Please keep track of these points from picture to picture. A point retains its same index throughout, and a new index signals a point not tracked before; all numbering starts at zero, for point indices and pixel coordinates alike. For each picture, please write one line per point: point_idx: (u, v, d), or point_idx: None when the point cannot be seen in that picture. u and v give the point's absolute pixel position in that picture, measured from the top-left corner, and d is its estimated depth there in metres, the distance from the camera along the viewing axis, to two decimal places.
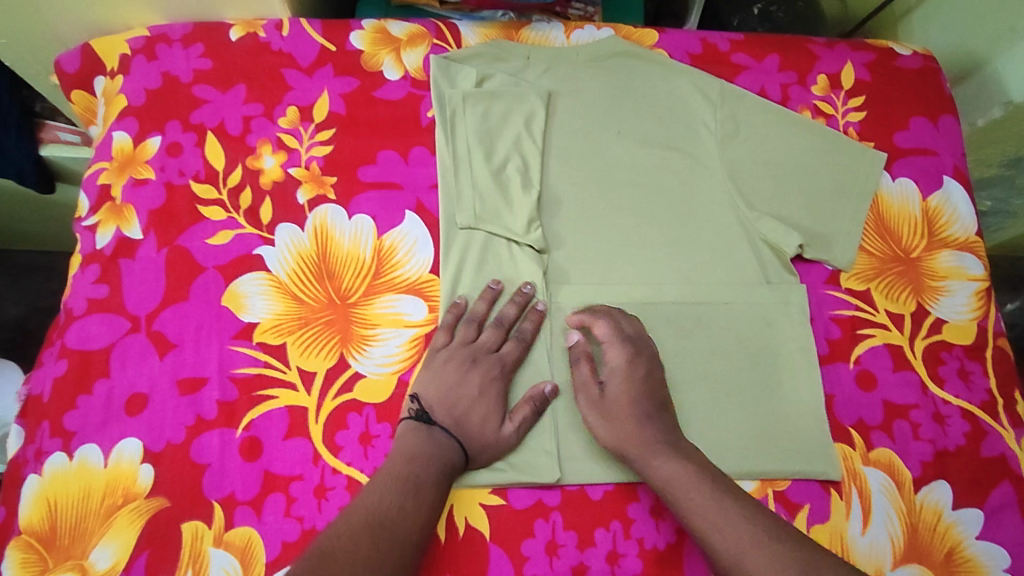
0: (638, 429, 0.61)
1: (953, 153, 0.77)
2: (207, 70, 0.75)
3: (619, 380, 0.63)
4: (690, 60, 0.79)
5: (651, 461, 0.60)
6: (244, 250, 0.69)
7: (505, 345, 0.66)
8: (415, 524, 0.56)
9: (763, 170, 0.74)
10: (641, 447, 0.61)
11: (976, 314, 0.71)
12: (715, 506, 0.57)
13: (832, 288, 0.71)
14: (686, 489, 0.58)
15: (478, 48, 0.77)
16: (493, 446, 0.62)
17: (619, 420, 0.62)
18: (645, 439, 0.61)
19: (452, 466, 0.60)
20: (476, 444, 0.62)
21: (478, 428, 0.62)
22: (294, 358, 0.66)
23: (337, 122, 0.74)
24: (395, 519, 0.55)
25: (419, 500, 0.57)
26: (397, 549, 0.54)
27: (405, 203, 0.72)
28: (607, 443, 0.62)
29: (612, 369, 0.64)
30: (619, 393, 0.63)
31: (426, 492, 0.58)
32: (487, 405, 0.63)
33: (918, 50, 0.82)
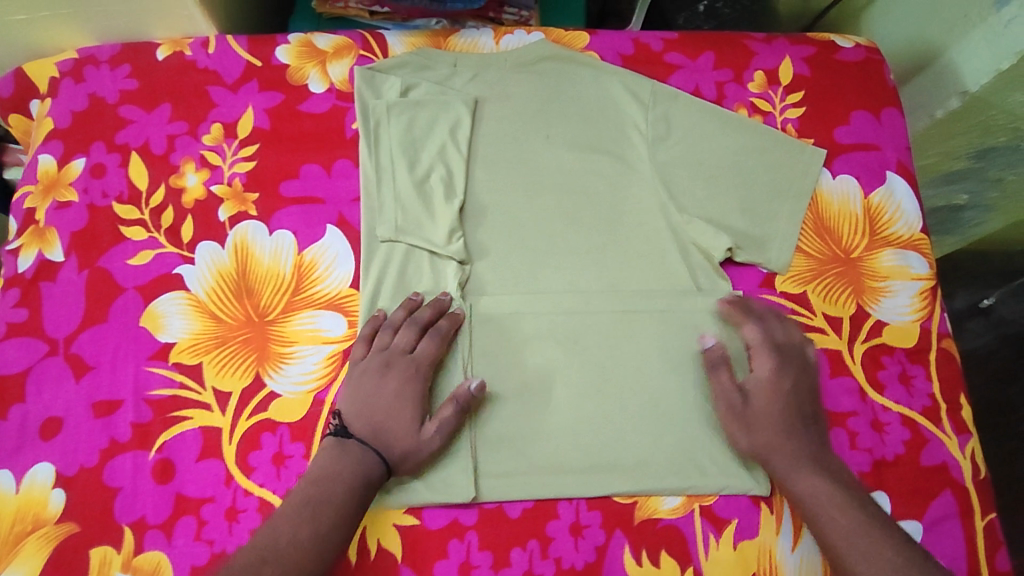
0: (785, 439, 0.60)
1: (896, 148, 0.74)
2: (133, 90, 0.75)
3: (764, 392, 0.62)
4: (623, 61, 0.77)
5: (796, 475, 0.59)
6: (164, 269, 0.69)
7: (417, 348, 0.64)
8: (309, 553, 0.54)
9: (696, 172, 0.72)
10: (790, 463, 0.59)
11: (920, 315, 0.68)
12: (871, 528, 0.55)
13: (767, 291, 0.68)
14: (832, 506, 0.57)
15: (403, 58, 0.75)
16: (416, 451, 0.60)
17: (766, 431, 0.60)
18: (788, 454, 0.59)
19: (364, 485, 0.58)
20: (387, 461, 0.59)
21: (396, 436, 0.60)
22: (210, 378, 0.66)
23: (261, 137, 0.73)
24: (286, 551, 0.53)
25: (319, 525, 0.55)
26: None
27: (326, 217, 0.71)
28: (760, 442, 0.60)
29: (758, 378, 0.62)
30: (768, 407, 0.61)
31: (327, 515, 0.55)
32: (405, 410, 0.61)
33: (861, 42, 0.79)
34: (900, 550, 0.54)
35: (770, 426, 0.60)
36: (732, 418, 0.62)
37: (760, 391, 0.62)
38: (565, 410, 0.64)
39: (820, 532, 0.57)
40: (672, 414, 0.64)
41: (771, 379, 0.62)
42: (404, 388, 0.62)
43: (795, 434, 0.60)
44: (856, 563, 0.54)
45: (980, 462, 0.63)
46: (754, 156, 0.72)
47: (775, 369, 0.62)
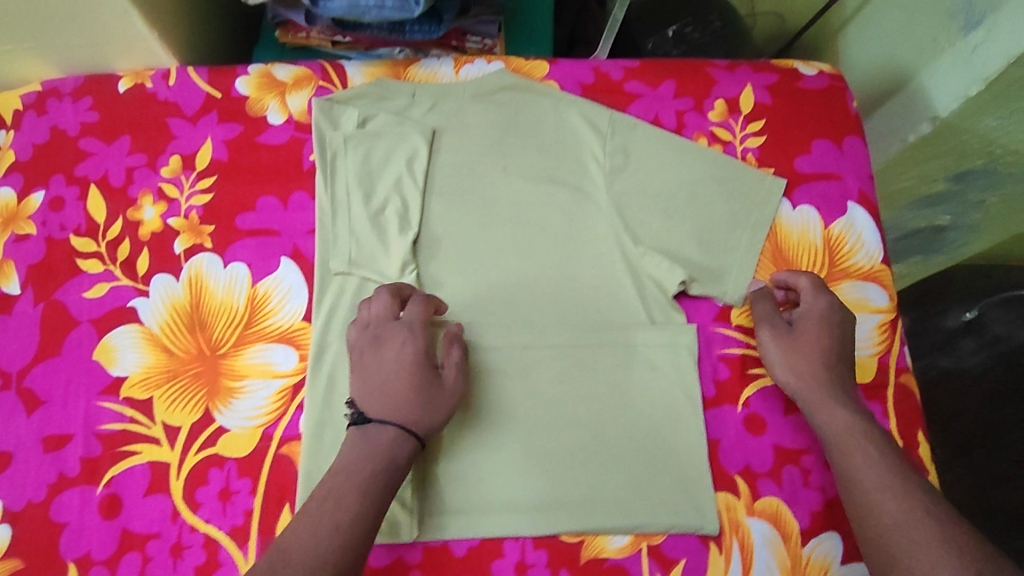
0: (823, 373, 0.62)
1: (859, 177, 0.73)
2: (94, 122, 0.75)
3: (812, 323, 0.65)
4: (582, 90, 0.76)
5: (824, 409, 0.61)
6: (118, 302, 0.69)
7: (409, 312, 0.63)
8: (331, 551, 0.51)
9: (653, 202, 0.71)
10: (824, 399, 0.61)
11: (878, 349, 0.67)
12: (894, 469, 0.56)
13: (721, 325, 0.68)
14: (857, 442, 0.58)
15: (361, 89, 0.75)
16: (438, 405, 0.60)
17: (809, 361, 0.63)
18: (824, 392, 0.61)
19: (384, 476, 0.55)
20: (407, 452, 0.57)
21: (414, 394, 0.59)
22: (160, 413, 0.66)
23: (218, 169, 0.73)
24: (304, 551, 0.50)
25: (338, 521, 0.52)
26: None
27: (281, 249, 0.71)
28: (801, 367, 0.63)
29: (808, 312, 0.65)
30: (813, 341, 0.64)
31: (346, 508, 0.53)
32: (413, 368, 0.60)
33: (825, 69, 0.78)
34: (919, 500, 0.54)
35: (813, 357, 0.63)
36: (776, 341, 0.65)
37: (808, 324, 0.65)
38: (513, 446, 0.63)
39: (844, 472, 0.58)
40: (622, 450, 0.63)
41: (822, 315, 0.65)
42: (406, 349, 0.61)
43: (836, 374, 0.63)
44: (870, 496, 0.55)
45: None
46: (711, 186, 0.72)
47: (833, 312, 0.65)
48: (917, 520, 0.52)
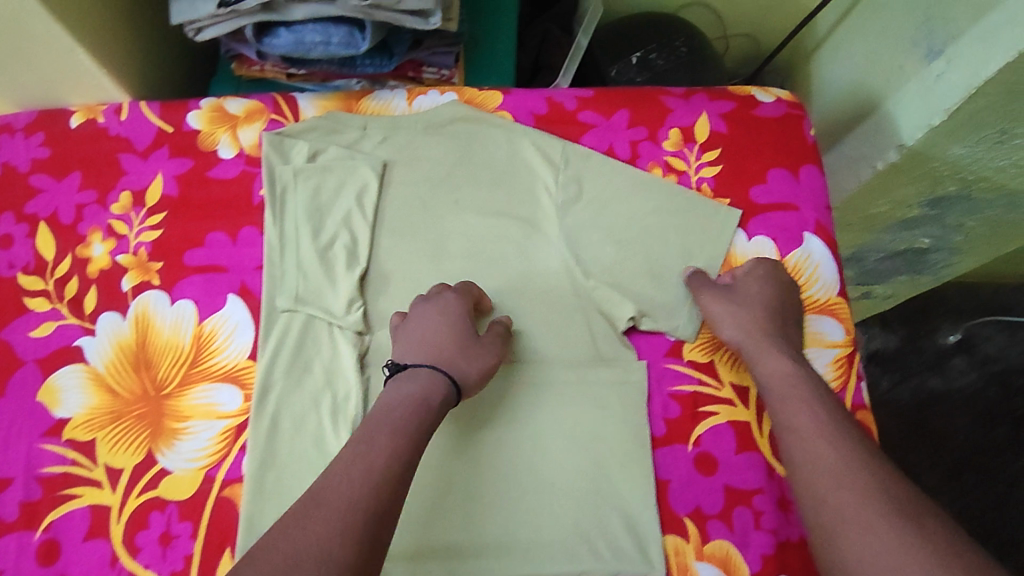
0: (763, 328, 0.63)
1: (815, 207, 0.72)
2: (44, 158, 0.75)
3: (754, 284, 0.66)
4: (535, 121, 0.76)
5: (764, 359, 0.61)
6: (64, 342, 0.69)
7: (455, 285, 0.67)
8: (365, 492, 0.49)
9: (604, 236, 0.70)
10: (765, 348, 0.62)
11: (834, 385, 0.65)
12: (829, 416, 0.56)
13: (673, 360, 0.67)
14: (795, 389, 0.58)
15: (312, 122, 0.75)
16: (474, 358, 0.61)
17: (749, 316, 0.64)
18: (764, 341, 0.62)
19: (417, 419, 0.55)
20: (439, 396, 0.58)
21: (450, 344, 0.61)
22: (102, 455, 0.65)
23: (168, 206, 0.73)
24: (335, 493, 0.49)
25: (370, 465, 0.51)
26: (339, 531, 0.47)
27: (228, 286, 0.70)
28: (741, 317, 0.64)
29: (750, 275, 0.67)
30: (755, 296, 0.65)
31: (378, 452, 0.52)
32: (450, 323, 0.63)
33: (782, 96, 0.77)
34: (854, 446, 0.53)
35: (755, 310, 0.64)
36: (718, 298, 0.66)
37: (750, 284, 0.66)
38: (458, 488, 0.62)
39: (782, 414, 0.58)
40: (570, 492, 0.62)
41: (763, 277, 0.67)
42: (449, 307, 0.64)
43: (778, 328, 0.64)
44: (804, 439, 0.55)
45: None
46: (663, 219, 0.71)
47: (773, 272, 0.67)
48: (848, 465, 0.52)
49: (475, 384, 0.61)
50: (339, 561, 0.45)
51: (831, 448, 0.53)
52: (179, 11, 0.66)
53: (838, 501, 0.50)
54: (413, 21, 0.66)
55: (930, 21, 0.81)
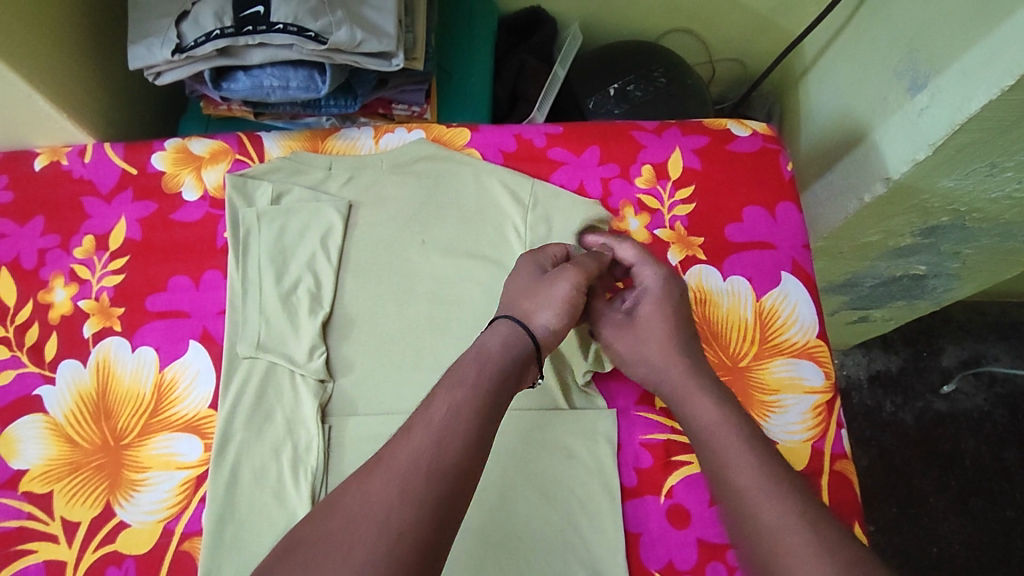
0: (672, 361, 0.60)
1: (792, 246, 0.70)
2: (8, 203, 0.74)
3: (651, 302, 0.63)
4: (504, 159, 0.74)
5: (688, 405, 0.58)
6: (23, 391, 0.67)
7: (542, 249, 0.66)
8: (425, 448, 0.47)
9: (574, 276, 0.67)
10: (671, 378, 0.60)
11: (812, 434, 0.63)
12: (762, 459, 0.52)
13: (644, 408, 0.65)
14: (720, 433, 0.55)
15: (276, 163, 0.74)
16: (543, 302, 0.59)
17: (655, 352, 0.61)
18: (669, 371, 0.60)
19: (477, 366, 0.53)
20: (501, 339, 0.56)
21: (517, 292, 0.60)
22: (59, 508, 0.63)
23: (132, 249, 0.72)
24: (396, 451, 0.48)
25: (431, 417, 0.49)
26: (397, 490, 0.45)
27: (190, 332, 0.69)
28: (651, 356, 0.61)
29: (645, 294, 0.64)
30: (653, 321, 0.62)
31: (438, 404, 0.50)
32: (523, 277, 0.62)
33: (758, 129, 0.75)
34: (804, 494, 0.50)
35: (652, 338, 0.61)
36: (624, 339, 0.63)
37: (645, 306, 0.63)
38: None
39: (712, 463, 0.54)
40: (538, 548, 0.59)
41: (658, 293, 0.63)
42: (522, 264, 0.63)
43: (681, 350, 0.61)
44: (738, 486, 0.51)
45: None
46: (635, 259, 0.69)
47: (666, 284, 0.64)
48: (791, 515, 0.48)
49: (550, 331, 0.59)
50: (393, 532, 0.43)
51: (754, 481, 0.51)
52: (137, 56, 0.67)
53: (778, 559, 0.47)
54: (375, 63, 0.68)
55: (914, 52, 0.79)
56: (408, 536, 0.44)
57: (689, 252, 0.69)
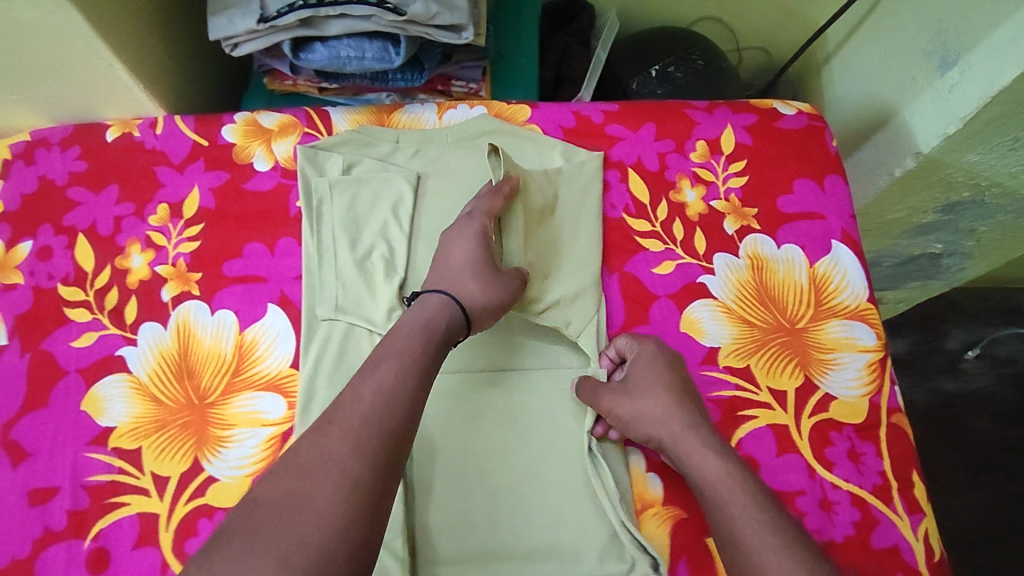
0: (670, 424, 0.61)
1: (841, 216, 0.74)
2: (82, 172, 0.76)
3: (642, 365, 0.65)
4: (564, 134, 0.78)
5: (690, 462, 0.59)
6: (106, 351, 0.69)
7: (492, 193, 0.69)
8: (375, 409, 0.52)
9: (540, 244, 0.72)
10: (670, 428, 0.61)
11: (869, 389, 0.68)
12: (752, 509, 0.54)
13: (709, 368, 0.68)
14: (725, 486, 0.56)
15: (346, 136, 0.76)
16: (488, 291, 0.63)
17: (651, 422, 0.62)
18: (668, 423, 0.61)
19: (421, 338, 0.58)
20: (446, 318, 0.61)
21: (462, 270, 0.64)
22: (149, 463, 0.65)
23: (206, 217, 0.74)
24: (347, 412, 0.52)
25: (378, 383, 0.54)
26: (351, 446, 0.50)
27: (268, 296, 0.71)
28: (648, 415, 0.62)
29: (636, 360, 0.66)
30: (642, 376, 0.64)
31: (385, 372, 0.54)
32: (471, 252, 0.65)
33: (804, 108, 0.79)
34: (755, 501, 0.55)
35: (650, 395, 0.63)
36: (620, 399, 0.63)
37: (638, 369, 0.65)
38: None
39: (719, 516, 0.55)
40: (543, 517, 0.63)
41: (651, 356, 0.65)
42: (474, 235, 0.66)
43: (677, 403, 0.62)
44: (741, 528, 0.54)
45: (934, 543, 0.63)
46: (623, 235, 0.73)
47: (655, 351, 0.66)
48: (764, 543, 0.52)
49: (486, 308, 0.63)
50: (353, 477, 0.48)
51: (748, 515, 0.54)
52: (217, 26, 0.69)
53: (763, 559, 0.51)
54: (445, 35, 0.71)
55: (943, 33, 0.83)
56: (362, 485, 0.48)
57: (744, 222, 0.74)
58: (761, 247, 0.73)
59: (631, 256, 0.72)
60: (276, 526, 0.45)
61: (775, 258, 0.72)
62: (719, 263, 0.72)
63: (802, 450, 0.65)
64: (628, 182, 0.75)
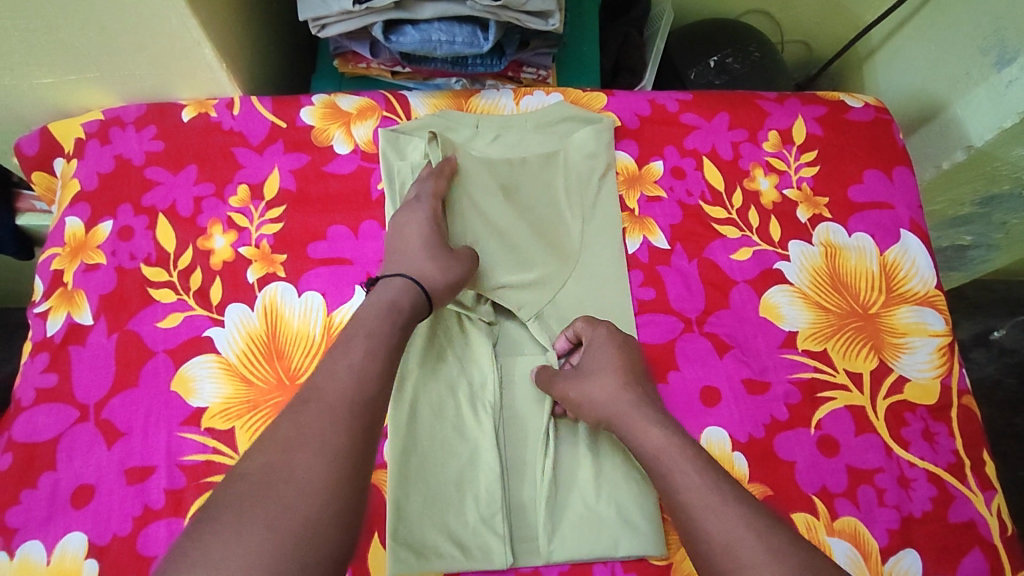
0: (620, 402, 0.61)
1: (909, 206, 0.77)
2: (159, 152, 0.76)
3: (594, 350, 0.65)
4: (640, 121, 0.79)
5: (640, 437, 0.59)
6: (194, 332, 0.69)
7: (434, 175, 0.71)
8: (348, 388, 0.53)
9: (498, 225, 0.73)
10: (619, 408, 0.61)
11: (939, 371, 0.71)
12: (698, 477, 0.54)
13: (788, 351, 0.70)
14: (672, 458, 0.56)
15: (426, 120, 0.77)
16: (448, 273, 0.65)
17: (601, 403, 0.62)
18: (618, 403, 0.61)
19: (389, 316, 0.59)
20: (410, 300, 0.62)
21: (417, 252, 0.66)
22: (243, 443, 0.65)
23: (288, 199, 0.74)
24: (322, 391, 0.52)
25: (350, 361, 0.55)
26: (327, 421, 0.50)
27: (355, 278, 0.72)
28: (599, 397, 0.62)
29: (590, 344, 0.66)
30: (594, 359, 0.64)
31: (355, 351, 0.56)
32: (423, 234, 0.67)
33: (869, 102, 0.83)
34: (702, 471, 0.55)
35: (599, 377, 0.63)
36: (573, 384, 0.63)
37: (590, 353, 0.65)
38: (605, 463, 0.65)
39: (669, 488, 0.55)
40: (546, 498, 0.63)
41: (603, 340, 0.65)
42: (426, 218, 0.68)
43: (629, 382, 0.62)
44: (689, 496, 0.53)
45: (1005, 517, 0.66)
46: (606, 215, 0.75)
47: (606, 335, 0.66)
48: (713, 509, 0.52)
49: (445, 288, 0.64)
50: (331, 448, 0.49)
51: (699, 484, 0.54)
52: (309, 7, 0.71)
53: (713, 525, 0.51)
54: (534, 22, 0.72)
55: (1000, 31, 0.86)
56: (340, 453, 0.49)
57: (816, 211, 0.76)
58: (835, 235, 0.75)
59: (709, 242, 0.74)
60: (298, 500, 0.46)
61: (850, 246, 0.75)
62: (795, 250, 0.74)
63: (880, 433, 0.67)
64: (704, 170, 0.77)
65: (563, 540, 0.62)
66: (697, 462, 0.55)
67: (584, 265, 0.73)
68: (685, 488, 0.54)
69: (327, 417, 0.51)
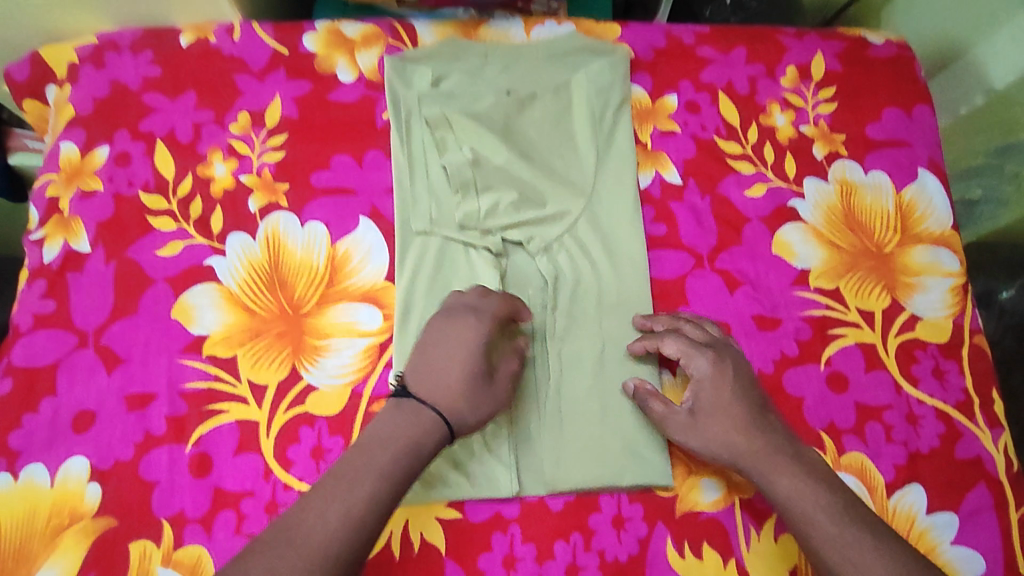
0: (747, 448, 0.58)
1: (927, 145, 0.75)
2: (157, 77, 0.73)
3: (706, 386, 0.60)
4: (655, 55, 0.77)
5: (773, 482, 0.57)
6: (194, 260, 0.67)
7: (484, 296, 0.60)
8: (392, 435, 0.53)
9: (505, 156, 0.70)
10: (746, 453, 0.58)
11: (952, 311, 0.70)
12: (848, 535, 0.54)
13: (800, 288, 0.69)
14: (812, 509, 0.55)
15: (433, 49, 0.74)
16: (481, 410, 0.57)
17: (723, 446, 0.59)
18: (744, 449, 0.58)
19: (405, 465, 0.52)
20: (434, 442, 0.54)
21: (450, 377, 0.56)
22: (245, 371, 0.64)
23: (290, 127, 0.72)
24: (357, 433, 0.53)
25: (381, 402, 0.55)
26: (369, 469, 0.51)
27: (360, 208, 0.70)
28: (717, 440, 0.59)
29: (700, 381, 0.61)
30: (708, 403, 0.60)
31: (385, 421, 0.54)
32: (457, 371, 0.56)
33: (892, 39, 0.80)
34: (850, 526, 0.54)
35: (718, 421, 0.59)
36: (690, 431, 0.60)
37: (705, 389, 0.60)
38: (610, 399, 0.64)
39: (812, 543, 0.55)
40: (559, 436, 0.62)
41: (714, 374, 0.60)
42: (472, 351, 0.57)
43: (749, 421, 0.59)
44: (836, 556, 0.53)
45: (1011, 455, 0.66)
46: (615, 145, 0.72)
47: (718, 369, 0.60)
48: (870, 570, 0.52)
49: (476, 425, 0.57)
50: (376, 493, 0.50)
51: (851, 548, 0.53)
52: None
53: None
54: None
55: None
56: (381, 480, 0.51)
57: (832, 147, 0.74)
58: (851, 174, 0.73)
59: (722, 178, 0.72)
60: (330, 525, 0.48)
61: (865, 185, 0.73)
62: (810, 187, 0.73)
63: (890, 373, 0.67)
64: (719, 105, 0.75)
65: (568, 472, 0.61)
66: (835, 515, 0.55)
67: (600, 198, 0.70)
68: (829, 545, 0.54)
69: (333, 534, 0.48)
